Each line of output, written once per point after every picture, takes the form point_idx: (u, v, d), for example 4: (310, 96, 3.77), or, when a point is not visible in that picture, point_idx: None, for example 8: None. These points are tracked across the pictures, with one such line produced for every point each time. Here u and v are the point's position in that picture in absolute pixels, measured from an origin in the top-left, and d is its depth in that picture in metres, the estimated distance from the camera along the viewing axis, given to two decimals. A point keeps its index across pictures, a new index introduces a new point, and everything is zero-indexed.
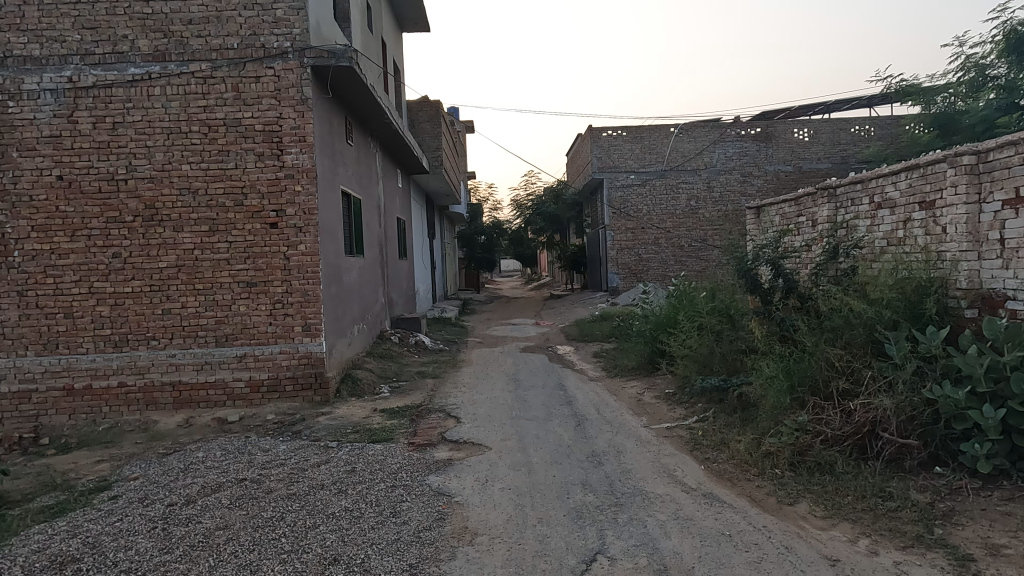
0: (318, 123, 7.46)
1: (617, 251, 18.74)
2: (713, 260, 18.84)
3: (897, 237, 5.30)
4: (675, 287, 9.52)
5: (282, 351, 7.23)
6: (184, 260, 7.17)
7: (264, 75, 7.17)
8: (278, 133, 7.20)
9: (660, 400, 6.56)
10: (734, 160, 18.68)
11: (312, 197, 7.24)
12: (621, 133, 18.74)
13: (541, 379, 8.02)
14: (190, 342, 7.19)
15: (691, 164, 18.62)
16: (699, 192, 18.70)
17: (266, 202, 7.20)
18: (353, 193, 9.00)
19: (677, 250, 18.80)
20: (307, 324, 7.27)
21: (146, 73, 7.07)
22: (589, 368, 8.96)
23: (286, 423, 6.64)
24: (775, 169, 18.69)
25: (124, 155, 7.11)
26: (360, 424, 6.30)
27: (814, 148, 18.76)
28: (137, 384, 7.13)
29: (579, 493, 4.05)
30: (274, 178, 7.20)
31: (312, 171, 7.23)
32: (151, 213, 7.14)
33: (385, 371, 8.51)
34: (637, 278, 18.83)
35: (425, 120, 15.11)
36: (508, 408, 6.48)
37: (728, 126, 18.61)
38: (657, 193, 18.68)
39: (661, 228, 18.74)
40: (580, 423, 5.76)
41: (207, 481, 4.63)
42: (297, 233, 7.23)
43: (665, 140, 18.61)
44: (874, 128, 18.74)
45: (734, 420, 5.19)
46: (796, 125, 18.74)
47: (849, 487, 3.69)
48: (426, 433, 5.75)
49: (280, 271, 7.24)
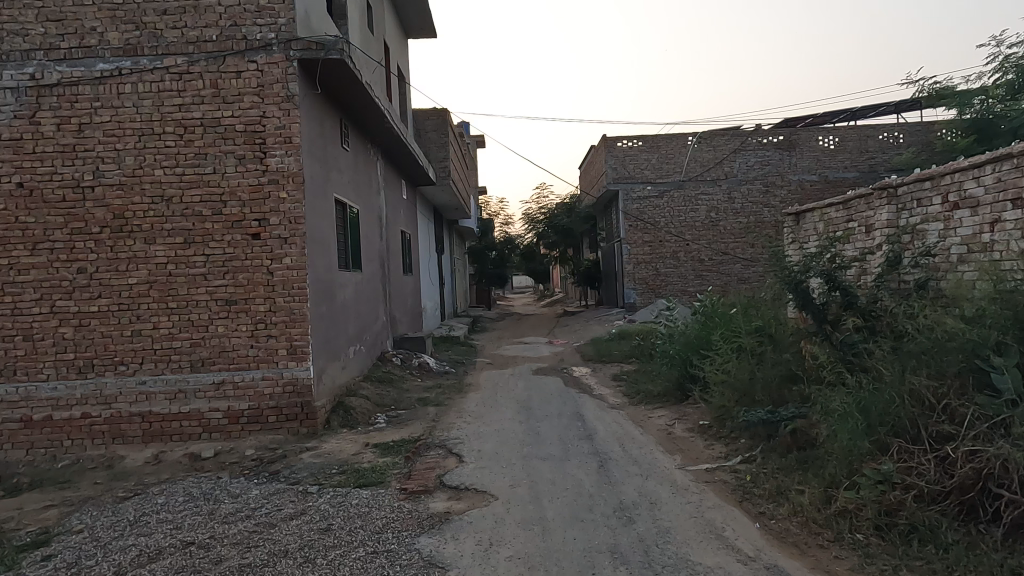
0: (307, 123, 6.70)
1: (634, 265, 17.91)
2: (734, 275, 17.93)
3: (982, 242, 4.43)
4: (701, 302, 8.64)
5: (264, 377, 6.42)
6: (157, 276, 6.43)
7: (246, 69, 6.45)
8: (261, 134, 6.46)
9: (694, 434, 5.67)
10: (755, 169, 17.84)
11: (298, 204, 6.46)
12: (635, 142, 17.97)
13: (556, 407, 7.15)
14: (162, 368, 6.43)
15: (710, 174, 17.79)
16: (720, 202, 17.83)
17: (248, 210, 6.45)
18: (346, 202, 8.20)
19: (698, 263, 17.92)
20: (291, 346, 6.45)
21: (116, 68, 6.39)
22: (608, 393, 8.07)
23: (265, 461, 5.81)
24: (800, 179, 17.80)
25: (91, 159, 6.40)
26: (347, 463, 5.48)
27: (840, 157, 17.89)
28: (103, 415, 6.35)
29: (609, 566, 3.19)
30: (256, 183, 6.45)
31: (298, 176, 6.46)
32: (120, 224, 6.41)
33: (383, 398, 7.66)
34: (655, 294, 17.95)
35: (432, 130, 14.47)
36: (518, 443, 5.63)
37: (749, 134, 17.83)
38: (674, 204, 17.86)
39: (680, 241, 17.88)
40: (604, 464, 4.89)
41: (151, 543, 3.81)
42: (283, 245, 6.46)
43: (683, 150, 17.83)
44: (903, 135, 17.85)
45: (789, 464, 4.31)
46: (821, 132, 17.87)
47: (965, 565, 2.81)
48: (422, 475, 4.92)
49: (263, 288, 6.45)
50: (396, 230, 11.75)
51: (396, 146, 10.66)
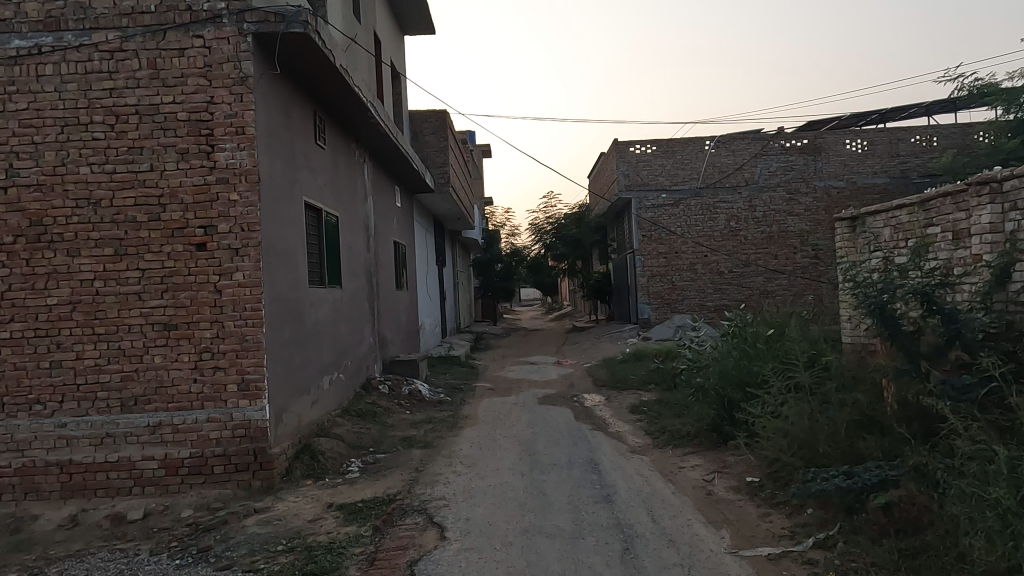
0: (265, 111, 5.57)
1: (648, 278, 16.72)
2: (756, 289, 16.67)
3: None
4: (732, 323, 7.45)
5: (209, 418, 5.27)
6: (81, 296, 5.30)
7: (190, 46, 5.35)
8: (207, 123, 5.34)
9: (742, 496, 4.46)
10: (778, 175, 16.67)
11: (252, 207, 5.33)
12: (649, 147, 16.83)
13: (566, 451, 5.96)
14: (86, 408, 5.28)
15: (729, 181, 16.64)
16: (740, 211, 16.65)
17: (191, 215, 5.33)
18: (320, 206, 7.05)
19: (716, 276, 16.70)
20: (242, 380, 5.29)
21: (35, 46, 5.30)
22: (626, 430, 6.86)
23: (201, 528, 4.64)
24: (826, 186, 16.60)
25: (3, 155, 5.31)
26: (300, 534, 4.30)
27: (869, 161, 16.69)
28: (14, 465, 5.22)
29: None
30: (201, 183, 5.33)
31: (251, 174, 5.34)
32: (37, 232, 5.30)
33: (361, 438, 6.48)
34: (671, 309, 16.73)
35: (430, 133, 13.40)
36: (518, 508, 4.43)
37: (770, 138, 16.69)
38: (691, 213, 16.69)
39: (697, 253, 16.67)
40: (629, 546, 3.69)
41: None
42: (232, 257, 5.32)
43: (700, 155, 16.70)
44: (938, 138, 16.63)
45: (891, 560, 3.09)
46: (848, 135, 16.71)
47: None
48: (389, 560, 3.73)
49: (209, 309, 5.31)
50: (387, 240, 10.64)
51: (385, 147, 9.57)
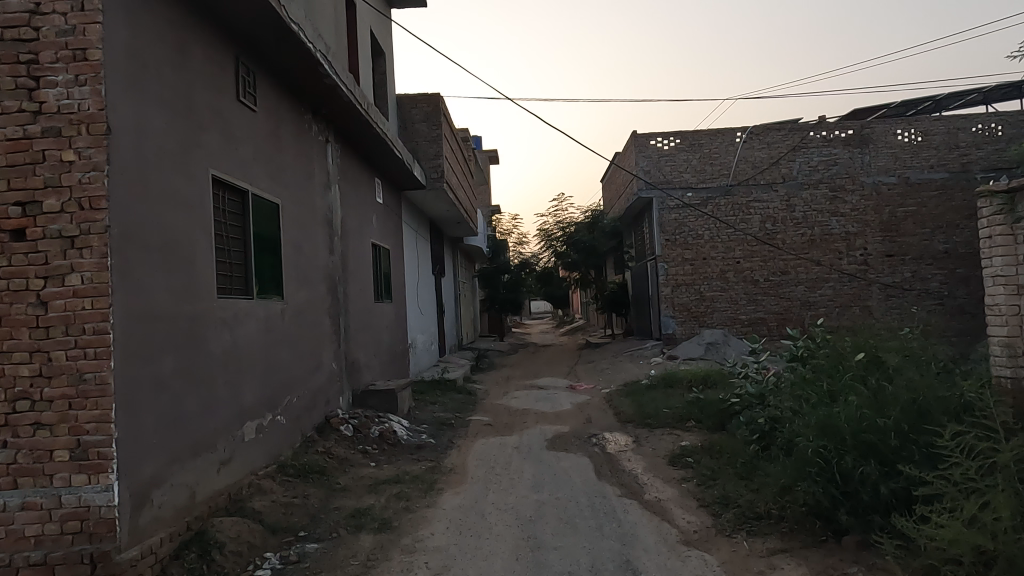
0: (123, 28, 3.65)
1: (672, 288, 14.74)
2: (797, 299, 14.61)
3: None
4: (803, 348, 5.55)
5: (26, 506, 3.34)
6: None
7: None
8: (31, 44, 3.45)
9: None
10: (820, 170, 14.67)
11: (95, 175, 3.42)
12: (673, 140, 14.87)
13: (587, 541, 3.97)
14: None
15: (764, 177, 14.66)
16: (777, 211, 14.66)
17: (4, 186, 3.42)
18: (244, 186, 5.13)
19: (750, 285, 14.67)
20: (78, 445, 3.35)
21: None
22: (671, 497, 4.87)
23: None
24: (875, 182, 14.61)
25: None
26: None
27: (924, 154, 14.63)
28: None
29: None
30: (20, 137, 3.44)
31: (97, 122, 3.44)
32: None
33: (290, 514, 4.52)
34: (698, 323, 14.71)
35: (421, 120, 11.55)
36: None
37: (810, 128, 14.73)
38: (721, 214, 14.72)
39: (728, 259, 14.68)
40: None
41: None
42: (66, 252, 3.40)
43: (730, 148, 14.75)
44: (1002, 127, 14.61)
45: None
46: (899, 125, 14.73)
47: None
48: None
49: (31, 331, 3.40)
50: (363, 243, 8.72)
51: (355, 123, 7.69)
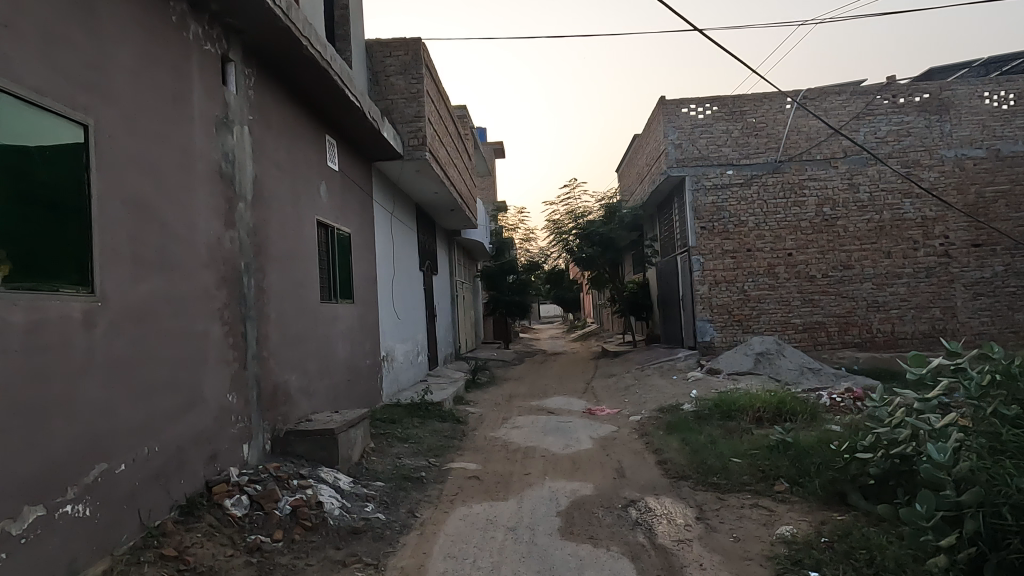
0: None
1: (709, 286, 12.15)
2: (862, 299, 11.97)
3: None
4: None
5: None
6: None
7: None
8: None
9: None
10: (890, 142, 12.05)
11: None
12: (708, 108, 12.32)
13: None
14: None
15: (821, 151, 12.06)
16: (837, 192, 12.05)
17: None
18: None
19: (805, 282, 12.05)
20: None
21: None
22: None
23: None
24: (957, 155, 11.98)
25: None
26: None
27: (1017, 121, 12.01)
28: None
29: None
30: None
31: None
32: None
33: None
34: (742, 329, 12.10)
35: (397, 73, 9.09)
36: None
37: (876, 90, 12.09)
38: (768, 196, 12.13)
39: (778, 250, 12.07)
40: None
41: None
42: None
43: (779, 117, 12.17)
44: None
45: None
46: (986, 86, 12.09)
47: None
48: None
49: None
50: (299, 221, 6.22)
51: (272, 36, 5.19)
